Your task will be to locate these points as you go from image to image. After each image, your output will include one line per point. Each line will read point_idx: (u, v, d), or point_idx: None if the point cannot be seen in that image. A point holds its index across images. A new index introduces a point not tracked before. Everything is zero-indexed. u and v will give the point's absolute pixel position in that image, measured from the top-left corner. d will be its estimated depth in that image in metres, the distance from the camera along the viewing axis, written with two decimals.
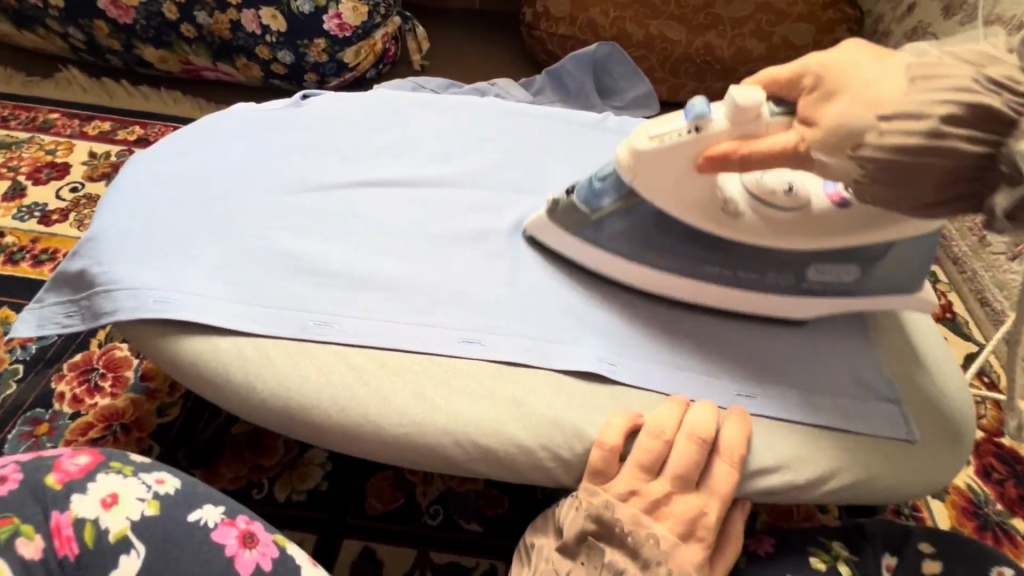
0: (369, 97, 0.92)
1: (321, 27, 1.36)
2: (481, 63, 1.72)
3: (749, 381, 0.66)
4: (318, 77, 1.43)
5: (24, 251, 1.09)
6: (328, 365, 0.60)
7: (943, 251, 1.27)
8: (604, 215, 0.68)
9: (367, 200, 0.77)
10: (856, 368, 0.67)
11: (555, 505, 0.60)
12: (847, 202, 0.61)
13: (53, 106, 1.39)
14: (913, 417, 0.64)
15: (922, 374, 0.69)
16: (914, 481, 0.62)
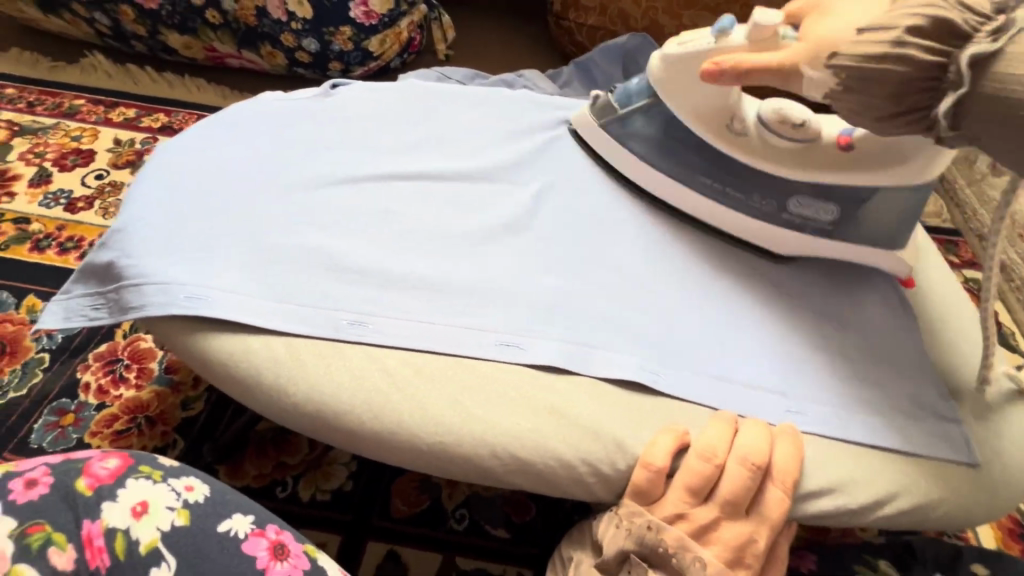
0: (400, 87, 0.89)
1: (347, 14, 1.33)
2: (507, 53, 1.69)
3: (800, 397, 0.64)
4: (343, 66, 1.41)
5: (49, 239, 1.08)
6: (363, 367, 0.58)
7: (988, 257, 1.22)
8: (633, 113, 0.78)
9: (401, 196, 0.75)
10: (912, 387, 0.66)
11: (595, 520, 0.60)
12: (852, 147, 0.67)
13: (78, 92, 1.38)
14: (973, 442, 0.63)
15: (980, 390, 0.67)
16: (972, 507, 0.61)
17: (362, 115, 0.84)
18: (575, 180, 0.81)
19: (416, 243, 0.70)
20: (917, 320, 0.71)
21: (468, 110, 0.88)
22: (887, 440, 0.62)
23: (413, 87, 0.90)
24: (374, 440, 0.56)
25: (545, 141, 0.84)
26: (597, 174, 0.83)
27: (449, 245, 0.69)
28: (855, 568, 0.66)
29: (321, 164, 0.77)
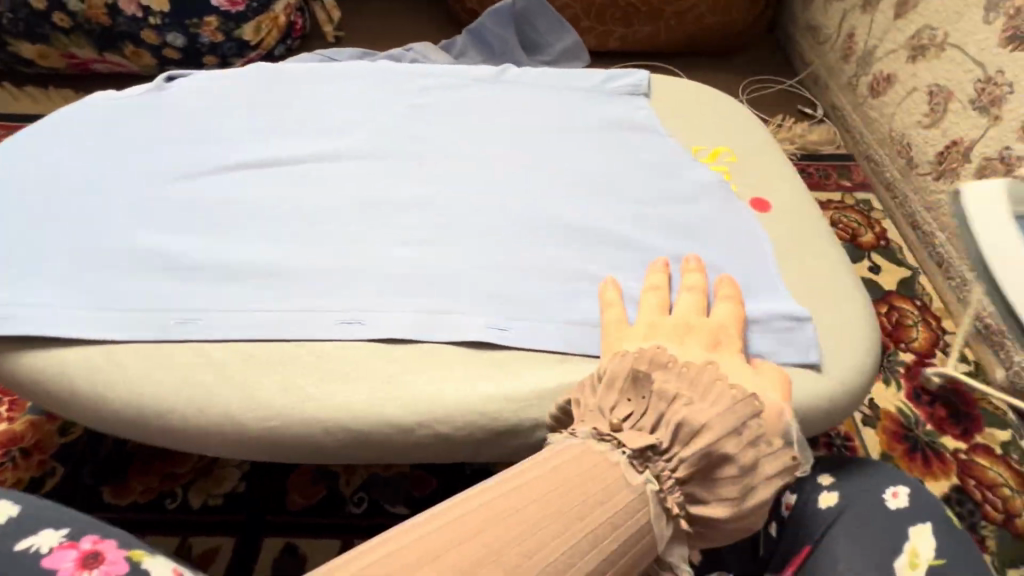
0: (245, 72, 0.85)
1: (209, 5, 1.28)
2: (399, 28, 1.63)
3: None
4: (218, 59, 1.34)
5: None
6: (192, 364, 0.56)
7: (878, 178, 1.24)
8: None
9: (241, 185, 0.72)
10: (761, 301, 0.67)
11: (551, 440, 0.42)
12: None
13: None
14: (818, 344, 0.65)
15: (825, 294, 0.69)
16: (825, 408, 0.63)
17: (199, 107, 0.80)
18: (431, 148, 0.79)
19: (257, 231, 0.67)
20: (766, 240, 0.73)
21: (317, 87, 0.84)
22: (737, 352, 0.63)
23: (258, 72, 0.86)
24: (209, 436, 0.55)
25: (398, 113, 0.82)
26: (453, 137, 0.81)
27: (287, 228, 0.68)
28: None
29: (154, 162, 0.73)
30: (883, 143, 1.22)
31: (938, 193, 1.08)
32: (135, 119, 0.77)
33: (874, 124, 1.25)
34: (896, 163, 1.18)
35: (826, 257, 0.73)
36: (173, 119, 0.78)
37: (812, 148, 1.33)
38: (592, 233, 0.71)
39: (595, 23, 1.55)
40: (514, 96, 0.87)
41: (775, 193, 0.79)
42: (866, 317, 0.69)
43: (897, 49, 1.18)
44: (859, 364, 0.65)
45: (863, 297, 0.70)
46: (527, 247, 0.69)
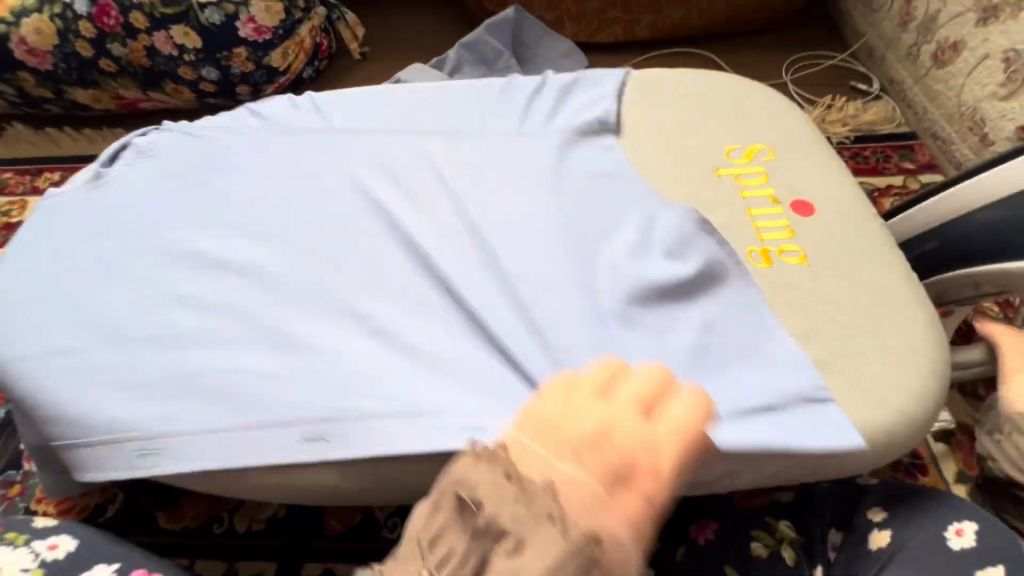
0: (185, 139, 0.83)
1: (237, 35, 1.30)
2: (420, 39, 1.65)
3: (688, 326, 0.65)
4: (250, 88, 1.39)
5: None
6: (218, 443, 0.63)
7: (920, 128, 1.24)
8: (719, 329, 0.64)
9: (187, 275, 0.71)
10: (848, 272, 0.67)
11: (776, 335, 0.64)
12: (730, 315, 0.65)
13: (5, 165, 1.40)
14: (850, 317, 0.64)
15: (856, 262, 0.68)
16: (875, 390, 0.60)
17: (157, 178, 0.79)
18: (386, 196, 0.75)
19: (182, 329, 0.68)
20: (814, 165, 0.74)
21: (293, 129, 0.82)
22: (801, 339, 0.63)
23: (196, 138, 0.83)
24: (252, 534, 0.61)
25: (339, 152, 0.79)
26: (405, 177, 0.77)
27: (223, 285, 0.70)
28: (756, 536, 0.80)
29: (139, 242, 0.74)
30: (951, 120, 1.15)
31: (1002, 127, 1.04)
32: (98, 211, 0.77)
33: (939, 98, 1.17)
34: (955, 125, 1.15)
35: (843, 237, 0.69)
36: (104, 200, 0.78)
37: (864, 128, 1.26)
38: (585, 256, 0.70)
39: (621, 13, 1.50)
40: (504, 106, 0.86)
41: (814, 179, 0.73)
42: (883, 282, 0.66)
43: (965, 12, 1.10)
44: (921, 386, 0.60)
45: (886, 261, 0.67)
46: (513, 276, 0.69)
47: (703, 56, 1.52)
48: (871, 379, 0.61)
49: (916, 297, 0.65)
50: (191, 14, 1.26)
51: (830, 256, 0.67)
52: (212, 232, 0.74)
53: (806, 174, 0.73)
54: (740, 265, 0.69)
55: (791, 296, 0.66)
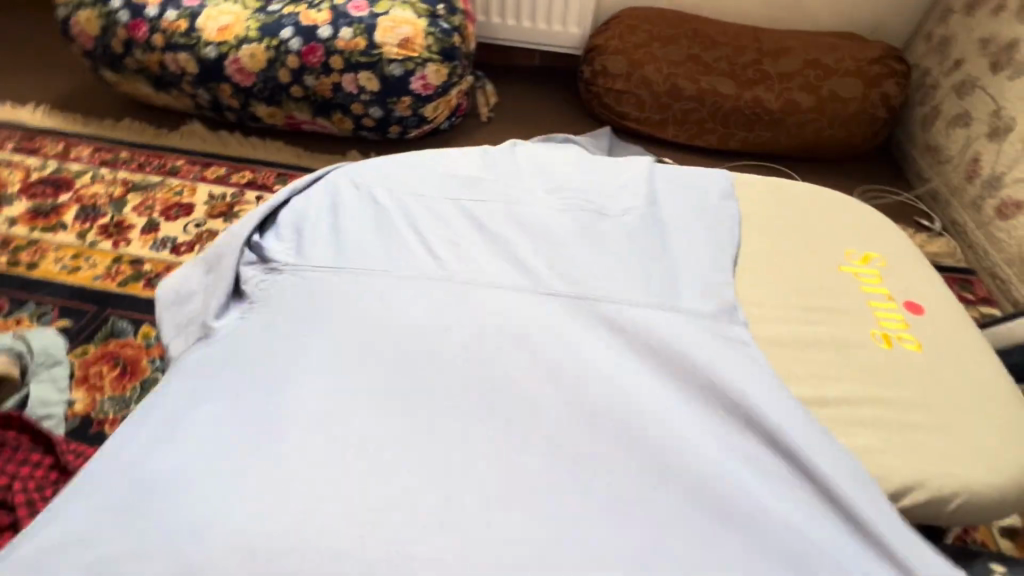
0: (395, 157, 0.98)
1: (408, 87, 1.54)
2: (539, 116, 1.91)
3: (832, 372, 0.74)
4: (401, 129, 1.62)
5: (158, 277, 1.26)
6: (380, 439, 0.63)
7: (979, 265, 1.42)
8: (860, 381, 0.73)
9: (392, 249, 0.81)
10: (954, 342, 0.79)
11: (901, 379, 0.73)
12: (860, 361, 0.75)
13: (178, 154, 1.61)
14: (963, 375, 0.75)
15: (959, 336, 0.80)
16: (991, 436, 0.69)
17: (372, 179, 0.92)
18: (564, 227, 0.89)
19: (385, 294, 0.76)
20: (910, 263, 0.91)
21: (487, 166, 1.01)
22: (924, 386, 0.73)
23: (402, 157, 0.97)
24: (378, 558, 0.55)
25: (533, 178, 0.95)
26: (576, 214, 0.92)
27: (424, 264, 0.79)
28: None
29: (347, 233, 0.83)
30: (1011, 263, 1.33)
31: None
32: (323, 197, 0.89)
33: (1000, 244, 1.36)
34: (1013, 268, 1.33)
35: (945, 317, 0.83)
36: (328, 189, 0.90)
37: (930, 258, 1.44)
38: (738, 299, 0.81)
39: (719, 125, 1.75)
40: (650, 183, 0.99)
41: (913, 273, 0.89)
42: (984, 356, 0.78)
43: None
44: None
45: (981, 341, 0.81)
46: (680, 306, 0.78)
47: (785, 173, 1.74)
48: (989, 428, 0.70)
49: (1013, 387, 0.76)
50: (379, 64, 1.51)
51: (936, 329, 0.80)
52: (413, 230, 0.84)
53: (907, 269, 0.90)
54: (863, 322, 0.80)
55: (910, 353, 0.77)
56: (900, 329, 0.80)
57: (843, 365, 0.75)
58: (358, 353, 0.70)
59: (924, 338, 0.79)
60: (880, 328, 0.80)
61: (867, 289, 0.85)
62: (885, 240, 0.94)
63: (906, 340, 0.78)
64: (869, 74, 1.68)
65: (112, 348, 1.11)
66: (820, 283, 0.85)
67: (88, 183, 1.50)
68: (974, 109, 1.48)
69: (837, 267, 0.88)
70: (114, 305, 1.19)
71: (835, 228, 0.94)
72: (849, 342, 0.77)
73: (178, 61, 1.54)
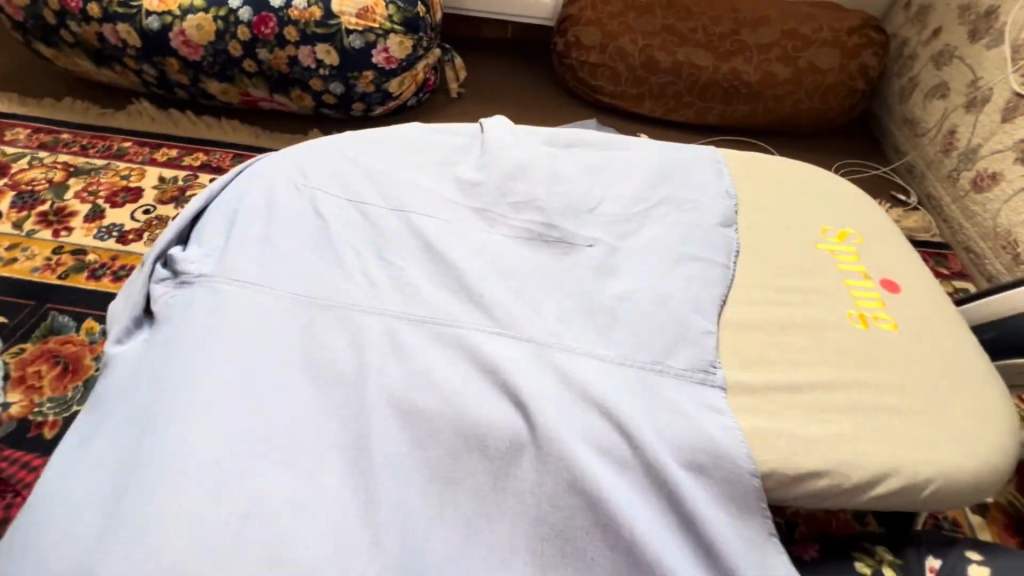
0: (350, 142, 0.92)
1: (369, 60, 1.46)
2: (511, 91, 1.83)
3: (806, 356, 0.72)
4: (364, 106, 1.54)
5: (103, 268, 1.18)
6: (335, 446, 0.60)
7: (954, 239, 1.41)
8: (835, 365, 0.71)
9: (348, 243, 0.77)
10: (930, 320, 0.77)
11: (877, 361, 0.71)
12: (835, 345, 0.73)
13: (125, 135, 1.51)
14: (938, 355, 0.73)
15: (935, 314, 0.78)
16: (966, 418, 0.68)
17: (325, 166, 0.86)
18: (530, 210, 0.84)
19: (340, 290, 0.72)
20: (886, 239, 0.89)
21: (448, 144, 0.94)
22: (900, 368, 0.71)
23: (357, 144, 0.93)
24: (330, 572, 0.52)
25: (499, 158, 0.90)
26: (543, 194, 0.87)
27: (380, 260, 0.76)
28: (855, 554, 0.72)
29: (298, 226, 0.78)
30: (986, 237, 1.32)
31: None
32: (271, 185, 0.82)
33: (975, 218, 1.35)
34: (988, 242, 1.32)
35: (922, 296, 0.80)
36: (276, 177, 0.84)
37: (906, 233, 1.43)
38: (707, 285, 0.78)
39: (696, 99, 1.70)
40: (621, 162, 0.95)
41: (890, 251, 0.86)
42: (960, 335, 0.76)
43: (1004, 149, 1.29)
44: (1000, 422, 0.68)
45: (957, 319, 0.79)
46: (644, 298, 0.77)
47: (763, 148, 1.71)
48: (964, 409, 0.68)
49: (989, 365, 0.74)
50: (337, 36, 1.42)
51: (912, 308, 0.78)
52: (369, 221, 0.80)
53: (883, 246, 0.87)
54: (838, 302, 0.77)
55: (885, 333, 0.74)
56: (876, 308, 0.77)
57: (817, 349, 0.72)
58: (311, 355, 0.66)
59: (899, 317, 0.77)
60: (856, 309, 0.77)
61: (844, 267, 0.82)
62: (861, 216, 0.91)
63: (882, 320, 0.76)
64: (847, 44, 1.64)
65: (52, 345, 1.04)
66: (795, 262, 0.82)
67: (25, 168, 1.39)
68: (952, 79, 1.45)
69: (813, 244, 0.85)
70: (54, 298, 1.11)
71: (811, 204, 0.90)
72: (824, 324, 0.75)
73: (118, 33, 1.42)
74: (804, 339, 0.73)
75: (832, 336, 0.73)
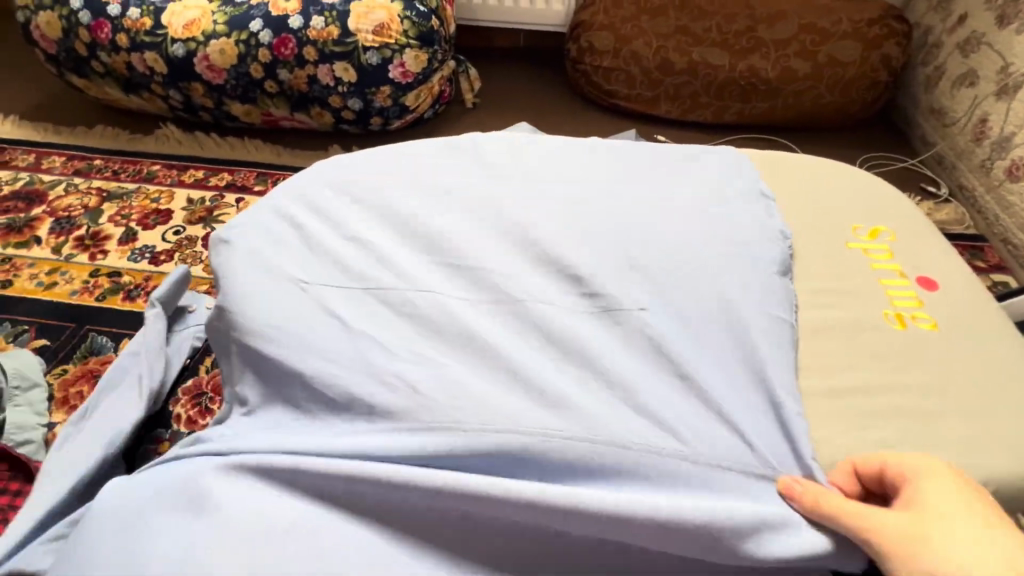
0: (372, 158, 0.93)
1: (386, 76, 1.48)
2: (526, 99, 1.84)
3: (844, 357, 0.69)
4: (382, 120, 1.56)
5: (138, 289, 1.21)
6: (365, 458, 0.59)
7: (990, 230, 1.36)
8: (873, 365, 0.69)
9: (372, 255, 0.77)
10: (972, 320, 0.74)
11: (917, 363, 0.69)
12: (873, 345, 0.71)
13: (154, 158, 1.56)
14: (982, 356, 0.71)
15: (975, 313, 0.76)
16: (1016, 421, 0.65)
17: (348, 182, 0.88)
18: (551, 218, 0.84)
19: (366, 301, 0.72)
20: (920, 236, 0.86)
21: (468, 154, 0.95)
22: (941, 371, 0.69)
23: (379, 158, 0.93)
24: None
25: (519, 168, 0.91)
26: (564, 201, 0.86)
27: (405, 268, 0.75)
28: None
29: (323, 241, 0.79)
30: None
31: None
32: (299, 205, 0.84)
33: (1012, 208, 1.31)
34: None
35: (961, 294, 0.78)
36: (303, 198, 0.86)
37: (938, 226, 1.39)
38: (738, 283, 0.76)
39: (714, 99, 1.68)
40: (642, 166, 0.94)
41: (925, 247, 0.84)
42: (1003, 333, 0.74)
43: None
44: None
45: (999, 317, 0.76)
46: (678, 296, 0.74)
47: (784, 146, 1.68)
48: (1012, 411, 0.66)
49: None
50: (354, 53, 1.45)
51: (951, 307, 0.76)
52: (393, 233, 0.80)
53: (917, 243, 0.85)
54: (874, 304, 0.75)
55: (925, 334, 0.72)
56: (914, 308, 0.75)
57: (855, 351, 0.70)
58: (339, 368, 0.66)
59: (938, 317, 0.74)
60: (894, 310, 0.75)
61: (877, 267, 0.80)
62: (893, 212, 0.89)
63: (921, 321, 0.74)
64: (868, 36, 1.61)
65: (93, 366, 1.08)
66: (827, 263, 0.80)
67: (62, 194, 1.45)
68: (981, 66, 1.41)
69: (844, 244, 0.83)
70: (93, 320, 1.15)
71: (840, 203, 0.89)
72: (860, 326, 0.73)
73: (146, 61, 1.47)
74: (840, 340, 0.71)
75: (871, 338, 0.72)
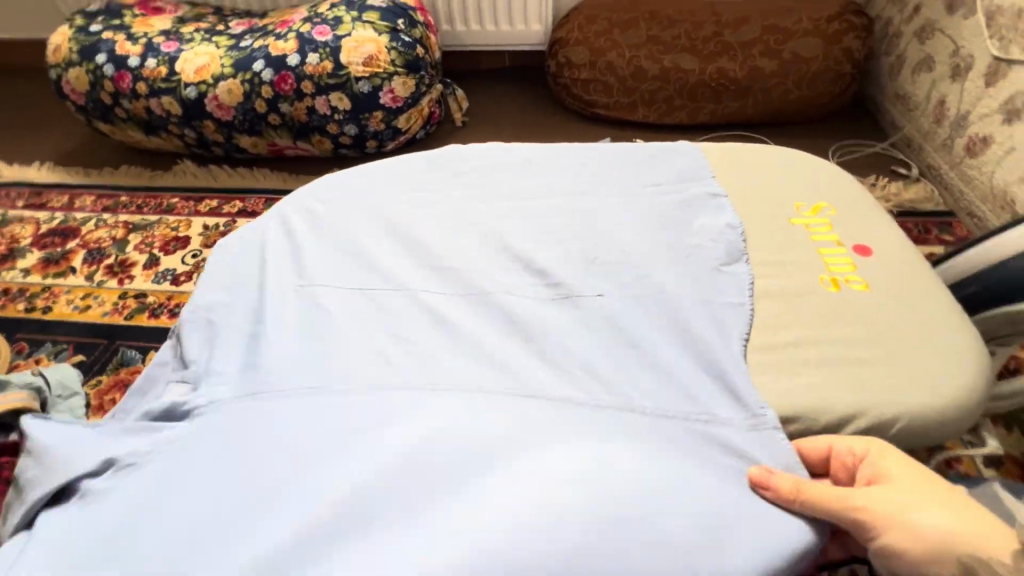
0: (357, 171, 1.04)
1: (378, 102, 1.61)
2: (511, 114, 1.96)
3: (778, 318, 0.77)
4: (377, 143, 1.69)
5: (161, 307, 1.34)
6: None
7: (957, 205, 1.42)
8: (805, 323, 0.76)
9: (357, 254, 0.87)
10: (900, 279, 0.82)
11: (846, 319, 0.76)
12: (805, 306, 0.78)
13: (173, 191, 1.71)
14: (908, 309, 0.78)
15: (904, 273, 0.83)
16: (936, 364, 0.72)
17: (335, 193, 0.98)
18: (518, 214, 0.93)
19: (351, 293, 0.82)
20: (858, 208, 0.93)
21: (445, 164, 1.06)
22: (869, 325, 0.76)
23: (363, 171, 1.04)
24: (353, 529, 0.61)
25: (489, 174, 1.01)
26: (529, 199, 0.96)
27: (386, 264, 0.85)
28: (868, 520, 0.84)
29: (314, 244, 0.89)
30: (985, 200, 1.33)
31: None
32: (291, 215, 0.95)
33: (973, 182, 1.36)
34: (989, 205, 1.32)
35: (892, 257, 0.85)
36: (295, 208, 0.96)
37: (906, 205, 1.45)
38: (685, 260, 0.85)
39: (687, 102, 1.77)
40: (601, 163, 1.03)
41: (861, 218, 0.91)
42: (930, 289, 0.81)
43: (991, 113, 1.31)
44: (969, 365, 0.72)
45: (929, 276, 0.83)
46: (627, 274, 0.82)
47: (758, 140, 1.76)
48: (933, 356, 0.73)
49: (961, 315, 0.78)
50: (347, 84, 1.58)
51: (882, 269, 0.83)
52: (376, 234, 0.90)
53: (855, 215, 0.92)
54: (810, 270, 0.83)
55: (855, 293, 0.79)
56: (846, 271, 0.83)
57: (788, 311, 0.78)
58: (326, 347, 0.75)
59: (869, 278, 0.82)
60: (827, 274, 0.82)
61: (815, 238, 0.88)
62: (833, 189, 0.96)
63: (852, 282, 0.81)
64: (829, 32, 1.69)
65: (124, 375, 1.20)
66: (768, 237, 0.88)
67: (93, 229, 1.60)
68: (936, 50, 1.48)
69: (784, 220, 0.91)
70: (122, 336, 1.28)
71: (783, 184, 0.97)
72: (795, 290, 0.80)
73: (163, 105, 1.63)
74: (777, 304, 0.79)
75: (804, 300, 0.79)
